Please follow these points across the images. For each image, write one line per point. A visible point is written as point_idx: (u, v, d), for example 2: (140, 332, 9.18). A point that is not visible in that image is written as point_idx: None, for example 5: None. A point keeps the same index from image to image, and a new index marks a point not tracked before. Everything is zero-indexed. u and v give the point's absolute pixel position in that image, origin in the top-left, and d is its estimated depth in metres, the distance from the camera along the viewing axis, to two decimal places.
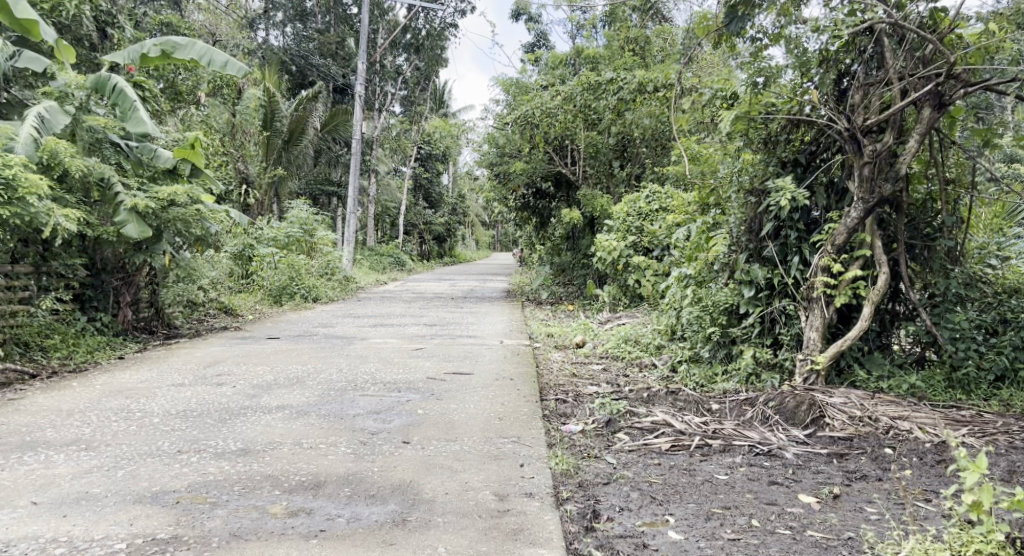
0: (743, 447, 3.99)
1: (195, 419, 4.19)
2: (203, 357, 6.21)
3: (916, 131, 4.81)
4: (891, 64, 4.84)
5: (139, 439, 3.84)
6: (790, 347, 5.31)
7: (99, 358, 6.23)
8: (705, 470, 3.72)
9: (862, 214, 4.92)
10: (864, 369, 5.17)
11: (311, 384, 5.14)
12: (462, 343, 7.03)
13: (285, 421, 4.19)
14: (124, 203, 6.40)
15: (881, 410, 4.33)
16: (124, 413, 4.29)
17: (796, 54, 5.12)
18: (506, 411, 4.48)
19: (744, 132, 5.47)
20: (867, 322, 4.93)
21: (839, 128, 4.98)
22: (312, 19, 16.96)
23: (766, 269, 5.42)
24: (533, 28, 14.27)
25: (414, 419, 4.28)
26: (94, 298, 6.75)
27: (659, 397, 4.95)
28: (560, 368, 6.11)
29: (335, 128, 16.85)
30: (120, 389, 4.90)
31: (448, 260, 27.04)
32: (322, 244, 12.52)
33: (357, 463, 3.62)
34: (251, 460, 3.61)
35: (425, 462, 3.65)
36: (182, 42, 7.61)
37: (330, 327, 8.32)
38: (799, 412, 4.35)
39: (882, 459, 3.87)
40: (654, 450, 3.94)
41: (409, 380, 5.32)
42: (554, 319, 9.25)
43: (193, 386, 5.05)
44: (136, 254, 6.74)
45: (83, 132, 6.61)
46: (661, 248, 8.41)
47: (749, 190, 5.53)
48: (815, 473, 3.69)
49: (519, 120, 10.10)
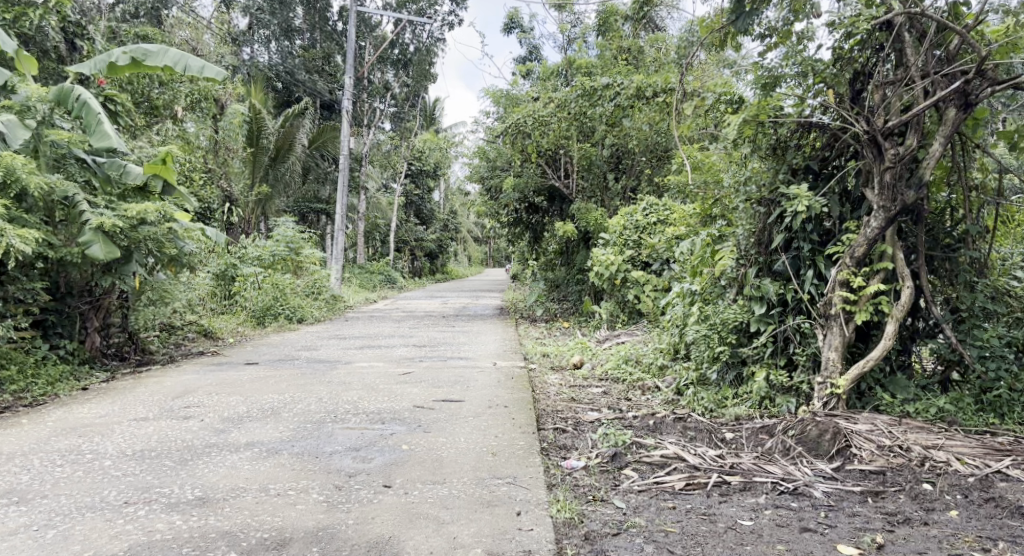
0: (766, 485, 3.59)
1: (151, 460, 3.75)
2: (174, 387, 5.77)
3: (940, 133, 4.44)
4: (914, 62, 4.45)
5: (81, 488, 3.39)
6: (806, 369, 4.89)
7: (59, 390, 5.78)
8: (727, 515, 3.32)
9: (883, 223, 4.54)
10: (887, 391, 4.74)
11: (288, 416, 4.71)
12: (452, 366, 6.59)
13: (252, 461, 3.75)
14: (89, 222, 5.98)
15: (911, 438, 3.92)
16: (72, 455, 3.85)
17: (799, 57, 4.86)
18: (500, 445, 4.05)
19: (752, 138, 5.09)
20: (891, 342, 4.55)
21: (857, 130, 4.59)
22: (297, 35, 16.66)
23: (778, 284, 5.05)
24: (524, 40, 13.88)
25: (398, 456, 3.86)
26: (58, 324, 6.34)
27: (667, 425, 4.52)
28: (557, 391, 5.71)
29: (324, 145, 16.58)
30: (75, 426, 4.46)
31: (440, 278, 26.58)
32: (308, 263, 12.03)
33: (329, 514, 3.18)
34: (207, 513, 3.17)
35: (408, 511, 3.23)
36: (152, 49, 7.10)
37: (313, 350, 7.88)
38: (823, 442, 3.95)
39: (924, 498, 3.49)
40: (667, 490, 3.53)
41: (395, 410, 4.90)
42: (549, 337, 8.84)
43: (156, 421, 4.61)
44: (104, 277, 6.31)
45: (45, 148, 6.18)
46: (660, 262, 8.02)
47: (757, 200, 5.15)
48: (851, 516, 3.32)
49: (509, 129, 9.64)
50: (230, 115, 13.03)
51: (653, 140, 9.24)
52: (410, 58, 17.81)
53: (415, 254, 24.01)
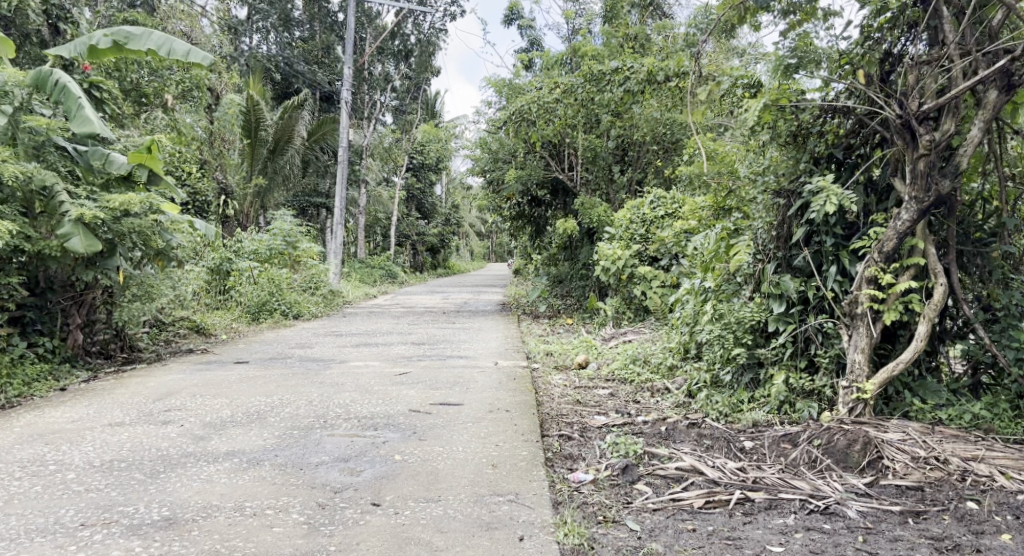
0: (794, 503, 3.29)
1: (120, 473, 3.46)
2: (157, 388, 5.46)
3: (979, 118, 4.10)
4: (951, 39, 4.10)
5: (35, 507, 3.14)
6: (828, 372, 4.55)
7: (34, 391, 5.46)
8: (753, 539, 3.04)
9: (915, 216, 4.20)
10: (916, 396, 4.41)
11: (274, 421, 4.39)
12: (451, 366, 6.25)
13: (230, 473, 3.46)
14: (69, 213, 5.65)
15: (948, 449, 3.61)
16: (34, 467, 3.57)
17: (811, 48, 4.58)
18: (502, 456, 3.74)
19: (771, 125, 4.68)
20: (922, 344, 4.24)
21: (890, 115, 4.23)
22: (296, 25, 16.31)
23: (799, 281, 4.71)
24: (524, 30, 13.50)
25: (391, 468, 3.55)
26: (37, 321, 6.02)
27: (680, 432, 4.18)
28: (562, 393, 5.38)
29: (323, 138, 16.12)
30: (43, 432, 4.16)
31: (441, 272, 26.26)
32: (306, 257, 11.67)
33: (309, 540, 2.93)
34: (172, 539, 2.93)
35: (398, 535, 2.96)
36: (135, 31, 6.69)
37: (308, 347, 7.56)
38: (852, 453, 3.62)
39: (971, 520, 3.19)
40: (685, 509, 3.23)
41: (388, 414, 4.58)
42: (552, 334, 8.54)
43: (132, 426, 4.30)
44: (87, 272, 5.94)
45: (23, 135, 5.84)
46: (669, 257, 7.70)
47: (775, 190, 4.79)
48: (892, 541, 3.03)
49: (513, 116, 9.34)
50: (225, 104, 12.68)
51: (660, 130, 9.03)
52: (411, 49, 17.50)
53: (416, 248, 23.64)
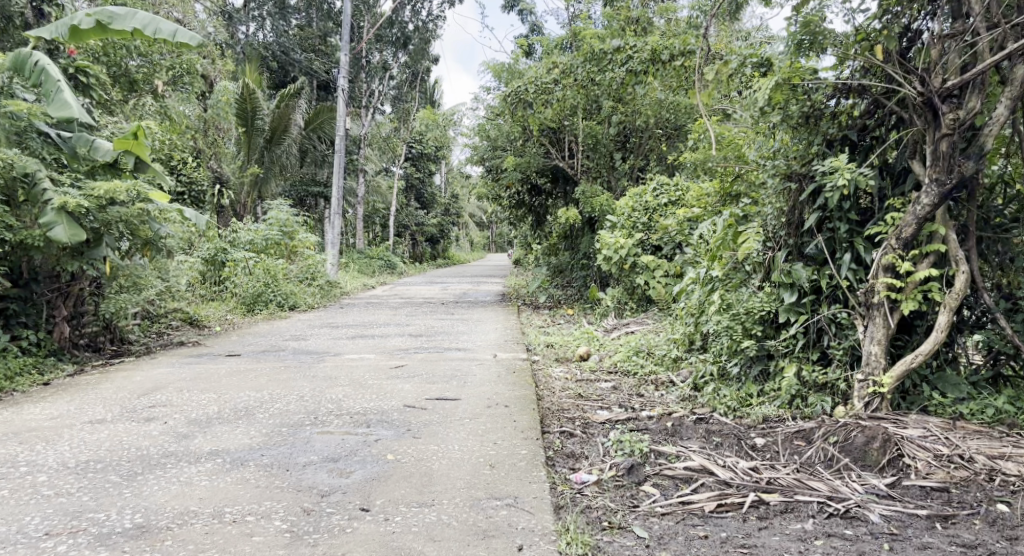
0: (811, 506, 3.10)
1: (95, 476, 3.26)
2: (144, 382, 5.25)
3: (1005, 95, 3.87)
4: (977, 10, 3.87)
5: (2, 514, 2.94)
6: (842, 365, 4.34)
7: (15, 386, 5.25)
8: (770, 547, 2.85)
9: (936, 200, 3.97)
10: (936, 389, 4.19)
11: (262, 418, 4.19)
12: (448, 359, 6.03)
13: (211, 475, 3.26)
14: (51, 202, 5.43)
15: (973, 447, 3.40)
16: (5, 467, 3.37)
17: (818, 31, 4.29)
18: (501, 456, 3.53)
19: (782, 106, 4.47)
20: (942, 335, 4.02)
21: (910, 93, 4.02)
22: (293, 13, 16.03)
23: (811, 270, 4.48)
24: (524, 16, 13.27)
25: (383, 468, 3.35)
26: (21, 313, 5.81)
27: (687, 427, 3.96)
28: (563, 387, 5.17)
29: (321, 126, 15.92)
30: (19, 430, 3.96)
31: (441, 262, 26.02)
32: (303, 248, 11.39)
33: (292, 550, 2.73)
34: (145, 549, 2.73)
35: (388, 545, 2.77)
36: (119, 11, 6.43)
37: (302, 339, 7.35)
38: (871, 452, 3.42)
39: (1003, 525, 2.99)
40: (696, 513, 3.04)
41: (382, 410, 4.37)
42: (553, 325, 8.31)
43: (113, 423, 4.09)
44: (73, 262, 5.71)
45: (2, 120, 5.57)
46: (672, 246, 7.48)
47: (786, 174, 4.56)
48: (920, 549, 2.84)
49: (509, 98, 8.95)
50: (218, 92, 12.51)
51: (658, 115, 8.84)
52: (410, 36, 17.13)
53: (416, 239, 23.38)
